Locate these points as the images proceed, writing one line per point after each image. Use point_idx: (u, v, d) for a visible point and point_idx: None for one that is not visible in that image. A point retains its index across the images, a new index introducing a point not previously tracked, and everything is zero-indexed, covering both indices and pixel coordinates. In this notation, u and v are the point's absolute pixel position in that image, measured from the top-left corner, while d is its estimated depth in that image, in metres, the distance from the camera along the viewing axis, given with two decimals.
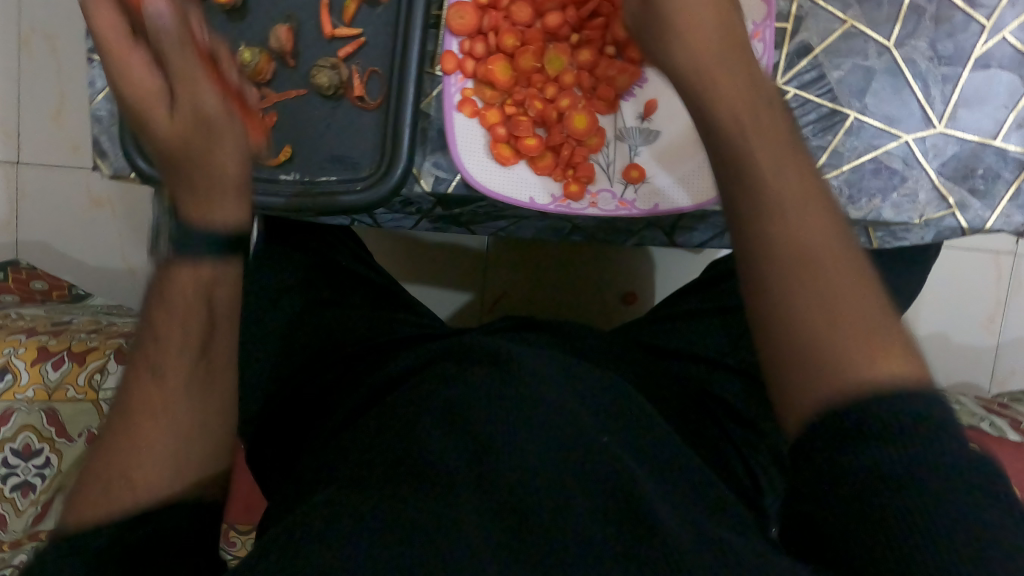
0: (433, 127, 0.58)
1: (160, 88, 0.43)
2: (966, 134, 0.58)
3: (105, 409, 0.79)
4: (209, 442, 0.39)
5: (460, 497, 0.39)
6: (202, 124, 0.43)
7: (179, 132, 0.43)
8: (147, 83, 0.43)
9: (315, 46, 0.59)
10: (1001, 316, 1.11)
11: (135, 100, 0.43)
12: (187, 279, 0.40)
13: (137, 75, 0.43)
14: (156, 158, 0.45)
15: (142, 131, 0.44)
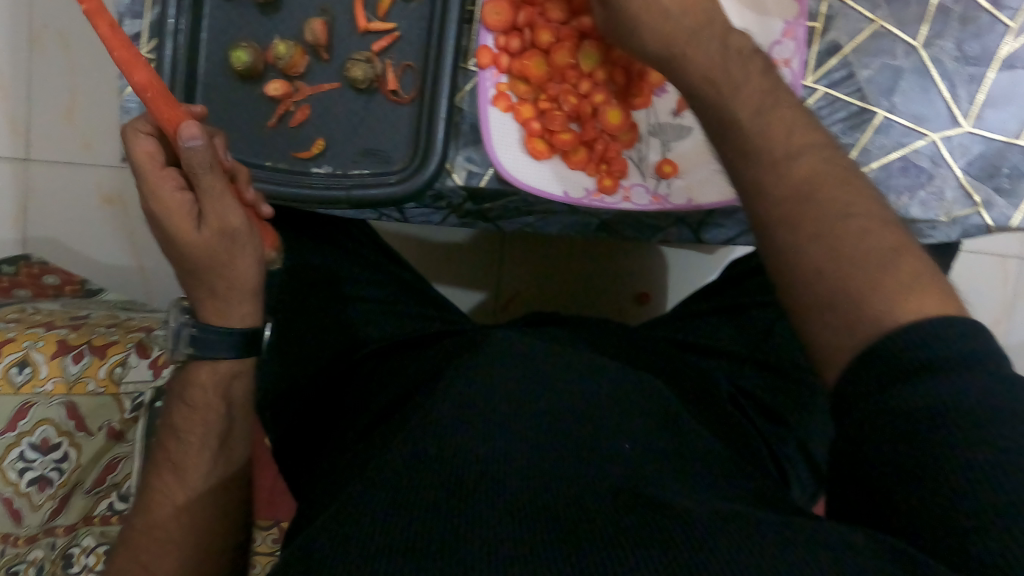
0: (466, 121, 0.59)
1: (190, 206, 0.45)
2: (992, 134, 0.58)
3: (127, 405, 0.80)
4: (207, 543, 0.54)
5: (519, 487, 0.37)
6: (228, 243, 0.46)
7: (205, 248, 0.45)
8: (177, 219, 0.44)
9: (348, 40, 0.60)
10: (1007, 320, 1.12)
11: (161, 222, 0.45)
12: (202, 369, 0.53)
13: (171, 225, 0.44)
14: (170, 251, 0.47)
15: (159, 235, 0.47)
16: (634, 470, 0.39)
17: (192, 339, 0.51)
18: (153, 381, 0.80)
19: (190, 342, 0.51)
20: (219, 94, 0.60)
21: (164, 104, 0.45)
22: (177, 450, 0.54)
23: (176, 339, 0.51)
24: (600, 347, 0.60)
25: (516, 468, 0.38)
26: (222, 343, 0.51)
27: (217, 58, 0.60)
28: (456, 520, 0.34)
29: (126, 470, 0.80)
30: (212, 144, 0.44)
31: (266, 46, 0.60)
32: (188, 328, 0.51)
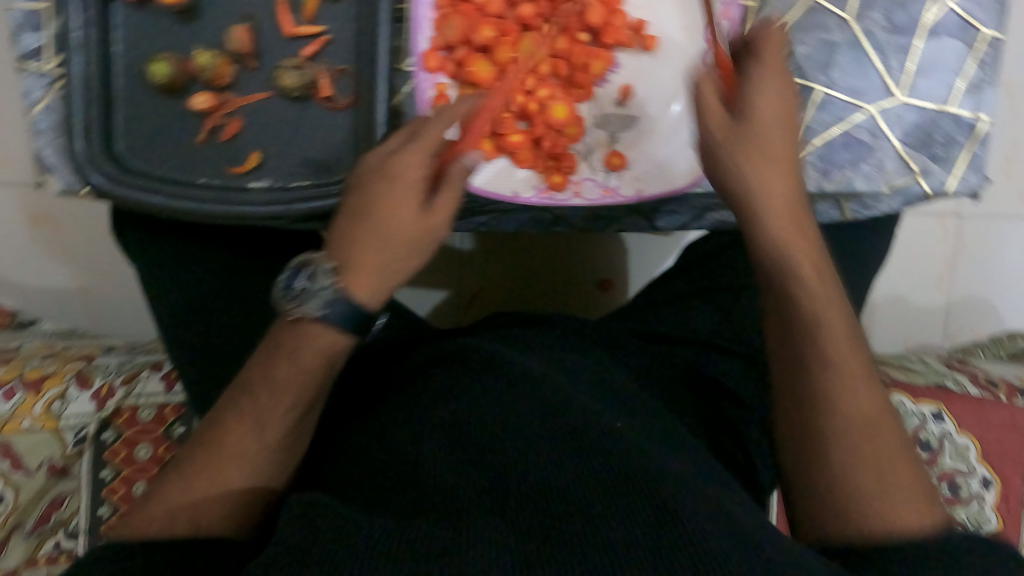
0: (408, 125, 0.57)
1: (420, 196, 0.46)
2: (923, 102, 0.59)
3: (70, 439, 0.74)
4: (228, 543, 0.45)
5: (519, 503, 0.36)
6: (429, 238, 0.47)
7: (409, 221, 0.46)
8: (404, 199, 0.46)
9: (275, 46, 0.57)
10: (950, 277, 1.16)
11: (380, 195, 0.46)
12: (319, 334, 0.45)
13: (401, 196, 0.46)
14: (349, 213, 0.47)
15: (355, 201, 0.47)
16: (619, 437, 0.40)
17: (325, 300, 0.45)
18: (96, 413, 0.75)
19: (329, 306, 0.45)
20: (139, 109, 0.56)
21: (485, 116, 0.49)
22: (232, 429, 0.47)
23: (309, 295, 0.45)
24: (570, 339, 0.61)
25: (528, 454, 0.39)
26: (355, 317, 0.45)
27: (133, 70, 0.56)
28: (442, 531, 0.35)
29: (72, 507, 0.76)
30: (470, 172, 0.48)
31: (186, 56, 0.56)
32: (327, 291, 0.45)
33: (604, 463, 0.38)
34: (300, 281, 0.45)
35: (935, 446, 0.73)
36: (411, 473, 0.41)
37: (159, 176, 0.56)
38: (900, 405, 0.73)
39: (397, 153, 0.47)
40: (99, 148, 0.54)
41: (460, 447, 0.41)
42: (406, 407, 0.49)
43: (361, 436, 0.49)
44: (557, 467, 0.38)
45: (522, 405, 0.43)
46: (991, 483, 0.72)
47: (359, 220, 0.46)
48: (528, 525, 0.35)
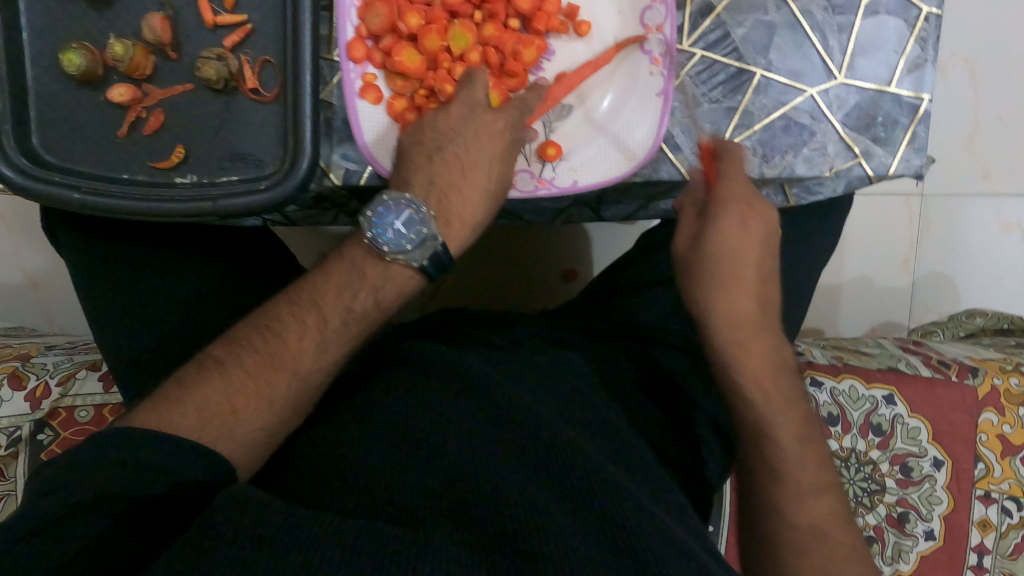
0: (337, 117, 0.56)
1: (506, 156, 0.53)
2: (864, 83, 0.58)
3: (4, 441, 0.71)
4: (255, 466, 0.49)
5: (476, 515, 0.38)
6: (495, 198, 0.54)
7: (496, 177, 0.53)
8: (496, 157, 0.53)
9: (196, 36, 0.55)
10: (914, 256, 1.16)
11: (486, 147, 0.53)
12: (401, 273, 0.52)
13: (486, 157, 0.53)
14: (448, 179, 0.52)
15: (450, 155, 0.52)
16: (566, 465, 0.41)
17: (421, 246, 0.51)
18: (30, 414, 0.72)
19: (431, 257, 0.51)
20: (56, 103, 0.55)
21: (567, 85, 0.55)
22: (210, 392, 0.46)
23: (422, 244, 0.50)
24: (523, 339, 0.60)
25: (483, 465, 0.40)
26: (440, 268, 0.52)
27: (47, 61, 0.54)
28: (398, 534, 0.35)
29: (9, 509, 0.71)
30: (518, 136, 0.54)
31: (103, 47, 0.54)
32: (439, 246, 0.51)
33: (560, 484, 0.40)
34: (409, 229, 0.50)
35: (887, 430, 0.72)
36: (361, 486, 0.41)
37: (83, 173, 0.55)
38: (851, 389, 0.73)
39: (459, 102, 0.53)
40: (13, 144, 0.53)
41: (418, 454, 0.42)
42: (353, 417, 0.48)
43: (311, 436, 0.50)
44: (510, 486, 0.39)
45: (477, 420, 0.45)
46: (943, 464, 0.72)
47: (448, 193, 0.52)
48: (484, 532, 0.37)
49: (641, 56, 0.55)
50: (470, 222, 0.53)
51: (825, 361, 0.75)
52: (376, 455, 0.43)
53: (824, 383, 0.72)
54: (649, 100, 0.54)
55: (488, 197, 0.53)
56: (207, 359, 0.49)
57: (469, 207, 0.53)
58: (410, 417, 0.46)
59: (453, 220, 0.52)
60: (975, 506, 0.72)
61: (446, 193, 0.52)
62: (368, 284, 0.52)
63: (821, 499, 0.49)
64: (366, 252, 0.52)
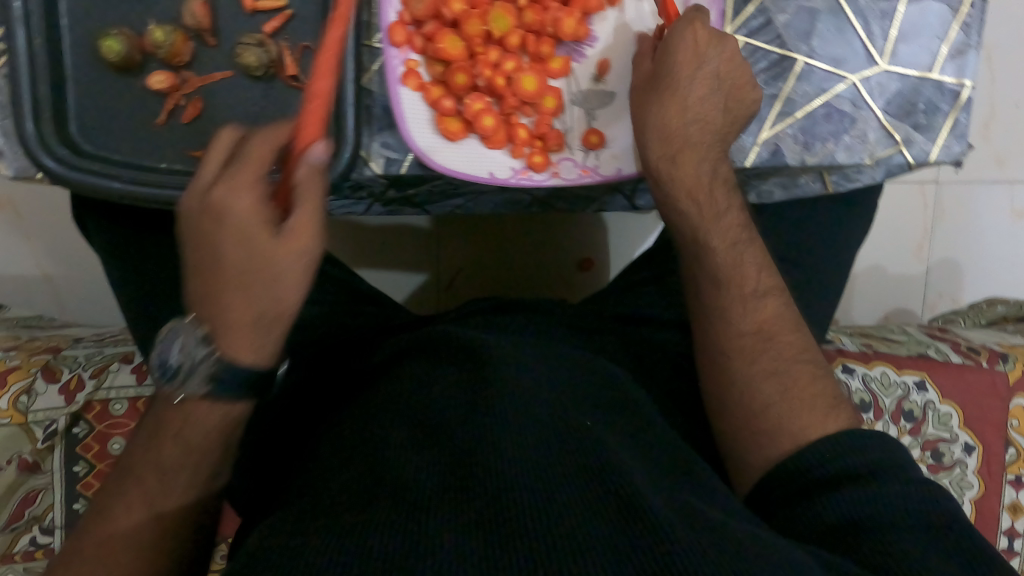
0: (378, 105, 0.55)
1: (272, 217, 0.45)
2: (905, 69, 0.57)
3: (39, 435, 0.71)
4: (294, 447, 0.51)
5: (467, 502, 0.36)
6: (301, 265, 0.46)
7: (247, 257, 0.44)
8: (259, 228, 0.44)
9: (235, 22, 0.54)
10: (929, 244, 1.16)
11: (232, 222, 0.44)
12: (210, 413, 0.47)
13: (230, 228, 0.44)
14: (204, 260, 0.46)
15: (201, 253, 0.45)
16: (585, 459, 0.39)
17: (211, 373, 0.46)
18: (65, 407, 0.71)
19: (207, 379, 0.46)
20: (94, 90, 0.54)
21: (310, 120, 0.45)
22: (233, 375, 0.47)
23: (195, 367, 0.46)
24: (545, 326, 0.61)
25: (486, 448, 0.39)
26: (240, 383, 0.47)
27: (85, 48, 0.53)
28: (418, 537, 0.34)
29: (46, 502, 0.73)
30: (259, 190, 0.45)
31: (140, 32, 0.53)
32: (213, 359, 0.46)
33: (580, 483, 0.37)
34: (178, 359, 0.46)
35: (919, 416, 0.72)
36: (368, 468, 0.40)
37: (121, 162, 0.54)
38: (883, 376, 0.73)
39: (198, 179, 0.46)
40: (52, 132, 0.52)
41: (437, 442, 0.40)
42: (370, 409, 0.48)
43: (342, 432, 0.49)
44: (511, 476, 0.37)
45: (480, 400, 0.43)
46: (973, 449, 0.73)
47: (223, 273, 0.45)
48: (481, 513, 0.35)
49: None
50: (273, 312, 0.46)
51: (855, 349, 0.75)
52: (382, 441, 0.42)
53: (856, 369, 0.72)
54: None
55: (277, 277, 0.45)
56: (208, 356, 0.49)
57: (282, 293, 0.46)
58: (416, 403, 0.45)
59: (234, 326, 0.46)
60: (1005, 490, 0.73)
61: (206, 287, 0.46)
62: (169, 432, 0.48)
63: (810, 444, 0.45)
64: (161, 412, 0.48)
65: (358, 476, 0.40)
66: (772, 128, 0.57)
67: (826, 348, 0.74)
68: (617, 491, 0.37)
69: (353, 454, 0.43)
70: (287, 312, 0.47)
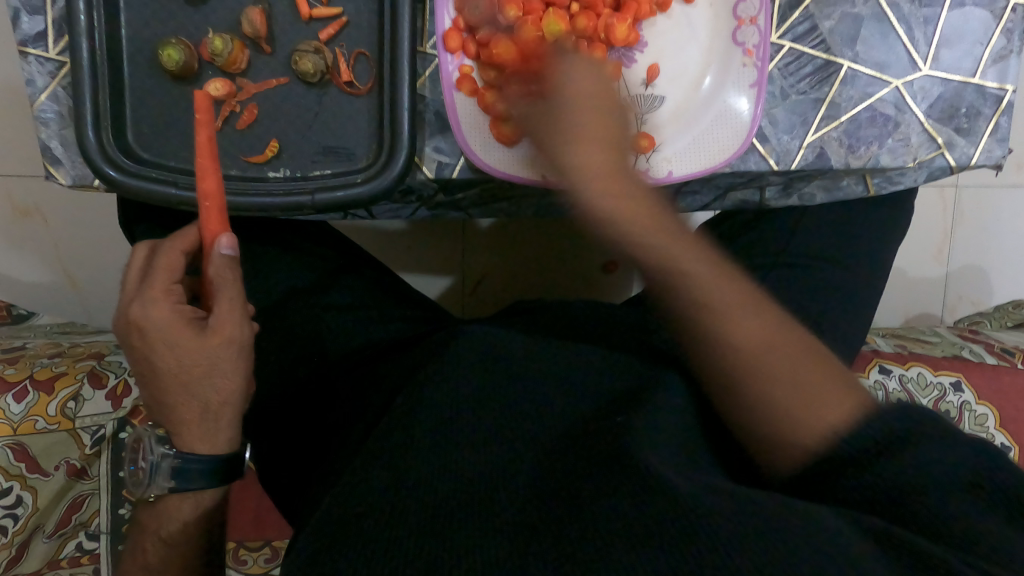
0: (431, 110, 0.56)
1: (192, 314, 0.47)
2: (948, 74, 0.58)
3: (88, 440, 0.71)
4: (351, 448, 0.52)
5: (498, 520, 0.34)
6: (235, 352, 0.47)
7: (184, 361, 0.46)
8: (184, 329, 0.46)
9: (291, 30, 0.55)
10: (948, 248, 1.17)
11: (155, 332, 0.45)
12: (180, 503, 0.52)
13: (176, 335, 0.46)
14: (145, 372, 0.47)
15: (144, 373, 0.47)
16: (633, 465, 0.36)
17: (172, 469, 0.50)
18: (113, 412, 0.72)
19: (171, 476, 0.50)
20: (152, 98, 0.55)
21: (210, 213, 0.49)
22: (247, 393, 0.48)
23: (155, 469, 0.50)
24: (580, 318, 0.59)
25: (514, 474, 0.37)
26: (202, 474, 0.50)
27: (144, 57, 0.54)
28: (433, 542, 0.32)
29: (92, 509, 0.73)
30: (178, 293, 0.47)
31: (198, 41, 0.54)
32: (168, 458, 0.50)
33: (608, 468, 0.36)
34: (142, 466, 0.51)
35: (956, 416, 0.72)
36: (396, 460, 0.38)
37: (178, 169, 0.55)
38: (919, 376, 0.73)
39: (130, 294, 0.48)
40: (112, 140, 0.53)
41: (448, 439, 0.39)
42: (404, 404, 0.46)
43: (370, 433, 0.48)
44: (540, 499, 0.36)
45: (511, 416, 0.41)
46: (1010, 450, 0.72)
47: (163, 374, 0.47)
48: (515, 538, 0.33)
49: (734, 49, 0.55)
50: (216, 398, 0.48)
51: (890, 350, 0.76)
52: (412, 433, 0.40)
53: (892, 370, 0.73)
54: (742, 91, 0.55)
55: (213, 371, 0.47)
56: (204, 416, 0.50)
57: (222, 384, 0.48)
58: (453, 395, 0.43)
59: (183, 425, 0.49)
60: None
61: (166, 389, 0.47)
62: (150, 526, 0.52)
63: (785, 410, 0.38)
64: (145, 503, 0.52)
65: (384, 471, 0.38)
66: (817, 132, 0.58)
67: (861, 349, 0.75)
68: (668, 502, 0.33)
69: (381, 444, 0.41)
70: (228, 399, 0.49)
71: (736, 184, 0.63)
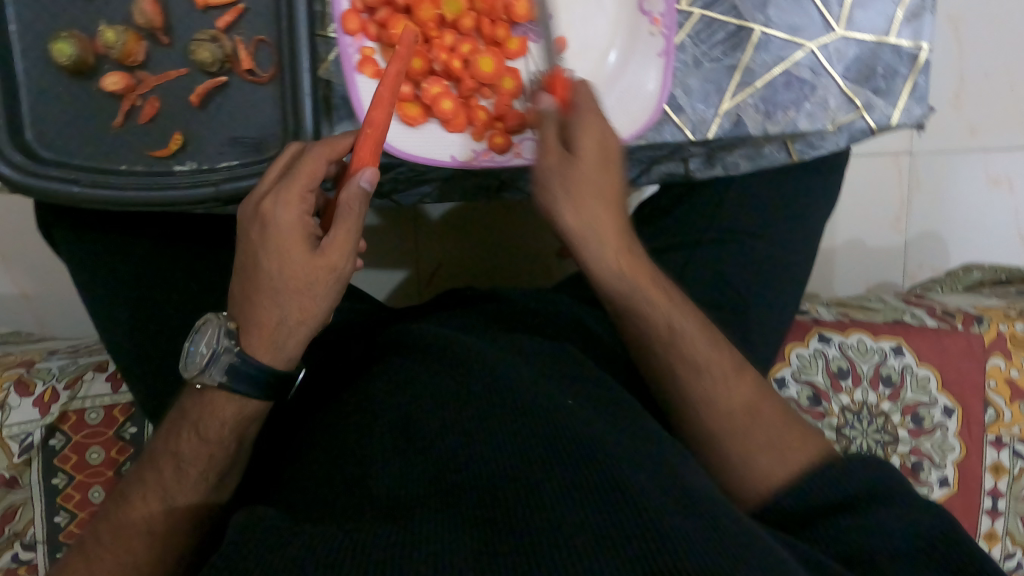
0: (336, 94, 0.55)
1: (309, 232, 0.44)
2: (863, 35, 0.57)
3: (15, 449, 0.70)
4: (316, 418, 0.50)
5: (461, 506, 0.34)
6: (330, 280, 0.45)
7: (298, 270, 0.44)
8: (296, 242, 0.44)
9: (188, 19, 0.54)
10: (905, 216, 1.17)
11: (273, 233, 0.44)
12: (225, 403, 0.47)
13: (295, 249, 0.44)
14: (248, 260, 0.46)
15: (252, 261, 0.45)
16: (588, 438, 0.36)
17: (230, 368, 0.45)
18: (40, 420, 0.71)
19: (228, 372, 0.45)
20: (49, 96, 0.53)
21: (372, 143, 0.47)
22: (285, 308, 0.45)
23: (217, 360, 0.45)
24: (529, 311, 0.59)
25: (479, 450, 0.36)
26: (254, 383, 0.47)
27: (38, 54, 0.53)
28: (394, 532, 0.32)
29: (26, 518, 0.71)
30: (305, 206, 0.44)
31: (93, 35, 0.53)
32: (234, 357, 0.45)
33: (524, 437, 0.36)
34: (202, 349, 0.46)
35: (897, 380, 0.73)
36: (349, 485, 0.38)
37: (79, 167, 0.53)
38: (860, 343, 0.74)
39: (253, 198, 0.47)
40: (7, 140, 0.51)
41: (404, 436, 0.39)
42: (351, 412, 0.45)
43: (314, 433, 0.47)
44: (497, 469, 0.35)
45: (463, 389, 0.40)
46: (953, 411, 0.73)
47: (262, 268, 0.45)
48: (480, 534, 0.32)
49: (641, 18, 0.55)
50: (295, 318, 0.46)
51: (831, 318, 0.76)
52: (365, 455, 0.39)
53: (832, 338, 0.74)
54: (651, 60, 0.55)
55: (306, 289, 0.44)
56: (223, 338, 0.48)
57: (304, 306, 0.45)
58: (392, 401, 0.42)
59: (262, 329, 0.46)
60: (987, 451, 0.74)
61: (260, 290, 0.45)
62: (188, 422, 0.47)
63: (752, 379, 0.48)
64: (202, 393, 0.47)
65: (353, 486, 0.38)
66: (732, 99, 0.57)
67: (800, 318, 0.76)
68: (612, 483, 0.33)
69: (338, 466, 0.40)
70: (309, 319, 0.46)
71: (662, 156, 0.62)
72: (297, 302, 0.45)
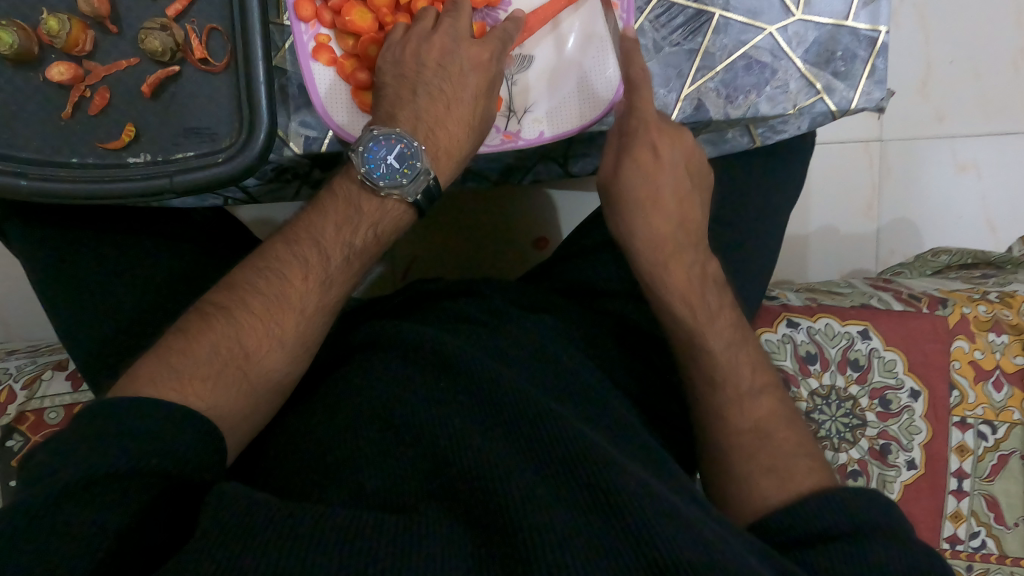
0: (292, 83, 0.54)
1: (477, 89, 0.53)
2: (822, 18, 0.57)
3: None
4: (289, 414, 0.51)
5: (448, 492, 0.38)
6: (472, 129, 0.54)
7: (482, 111, 0.54)
8: (472, 88, 0.53)
9: (137, 7, 0.53)
10: (877, 203, 1.18)
11: (448, 77, 0.52)
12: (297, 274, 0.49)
13: (469, 92, 0.53)
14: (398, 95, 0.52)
15: (423, 96, 0.52)
16: (572, 433, 0.39)
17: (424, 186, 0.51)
18: None
19: (424, 191, 0.51)
20: None
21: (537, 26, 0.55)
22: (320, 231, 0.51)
23: (416, 178, 0.50)
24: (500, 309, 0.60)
25: (470, 446, 0.39)
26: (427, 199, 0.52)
27: None
28: (392, 523, 0.35)
29: None
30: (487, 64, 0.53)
31: (37, 24, 0.52)
32: (431, 179, 0.51)
33: (512, 430, 0.40)
34: (401, 163, 0.50)
35: (865, 364, 0.74)
36: (335, 477, 0.40)
37: (28, 160, 0.52)
38: (827, 328, 0.75)
39: (442, 33, 0.52)
40: None
41: (397, 433, 0.41)
42: (337, 405, 0.47)
43: (296, 422, 0.49)
44: (493, 461, 0.38)
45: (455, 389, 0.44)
46: (919, 394, 0.74)
47: (428, 106, 0.52)
48: (474, 517, 0.36)
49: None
50: (444, 153, 0.53)
51: (800, 303, 0.77)
52: (354, 449, 0.41)
53: (800, 323, 0.74)
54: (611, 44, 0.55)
55: (453, 119, 0.53)
56: (210, 306, 0.49)
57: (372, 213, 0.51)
58: (383, 397, 0.45)
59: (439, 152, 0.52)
60: (952, 432, 0.75)
61: (433, 127, 0.52)
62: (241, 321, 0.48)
63: (759, 401, 0.54)
64: (359, 188, 0.51)
65: (344, 470, 0.40)
66: (693, 83, 0.57)
67: (770, 304, 0.76)
68: (598, 480, 0.37)
69: (325, 456, 0.42)
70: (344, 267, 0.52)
71: None
72: (446, 140, 0.53)
